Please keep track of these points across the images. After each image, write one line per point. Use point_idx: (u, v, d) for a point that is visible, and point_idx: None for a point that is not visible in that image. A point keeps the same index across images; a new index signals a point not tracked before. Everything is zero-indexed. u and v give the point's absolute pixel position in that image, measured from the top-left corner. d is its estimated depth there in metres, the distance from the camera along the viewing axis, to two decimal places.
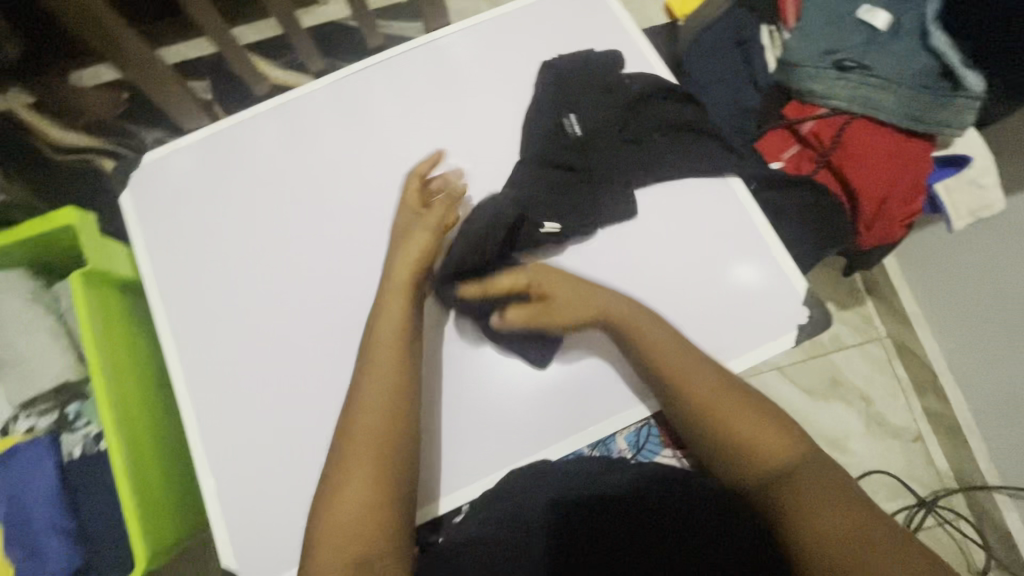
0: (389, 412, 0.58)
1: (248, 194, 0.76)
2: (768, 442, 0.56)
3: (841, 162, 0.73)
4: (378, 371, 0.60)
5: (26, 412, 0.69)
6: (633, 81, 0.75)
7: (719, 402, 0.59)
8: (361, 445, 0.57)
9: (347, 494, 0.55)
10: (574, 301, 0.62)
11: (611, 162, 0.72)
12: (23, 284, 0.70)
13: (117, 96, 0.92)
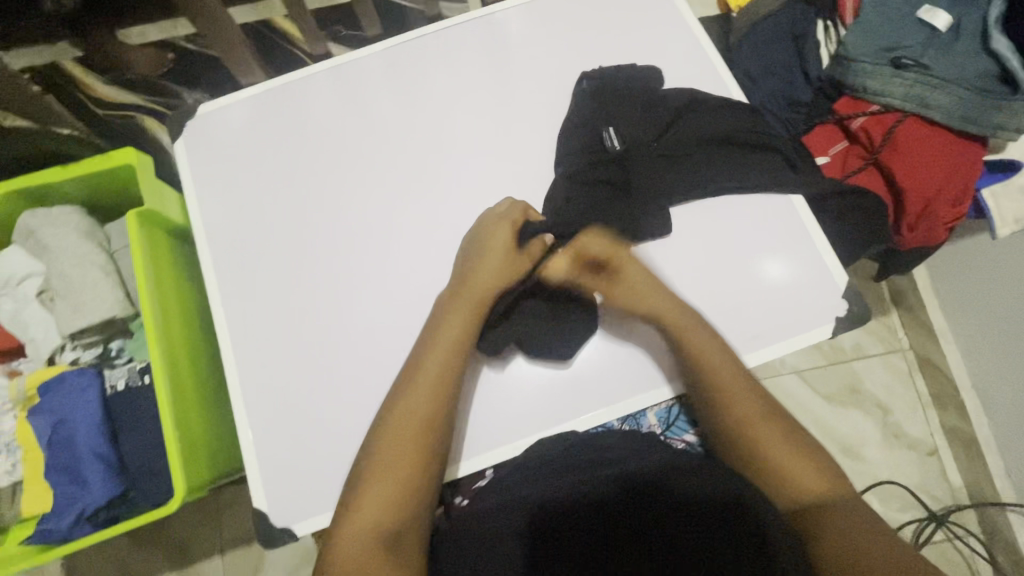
0: (434, 406, 0.60)
1: (298, 151, 0.78)
2: (812, 482, 0.58)
3: (889, 159, 0.73)
4: (427, 365, 0.61)
5: (72, 344, 0.72)
6: (672, 93, 0.76)
7: (766, 433, 0.60)
8: (404, 434, 0.59)
9: (382, 477, 0.57)
10: (639, 286, 0.67)
11: (648, 175, 0.72)
12: (82, 220, 0.73)
13: (166, 54, 0.83)
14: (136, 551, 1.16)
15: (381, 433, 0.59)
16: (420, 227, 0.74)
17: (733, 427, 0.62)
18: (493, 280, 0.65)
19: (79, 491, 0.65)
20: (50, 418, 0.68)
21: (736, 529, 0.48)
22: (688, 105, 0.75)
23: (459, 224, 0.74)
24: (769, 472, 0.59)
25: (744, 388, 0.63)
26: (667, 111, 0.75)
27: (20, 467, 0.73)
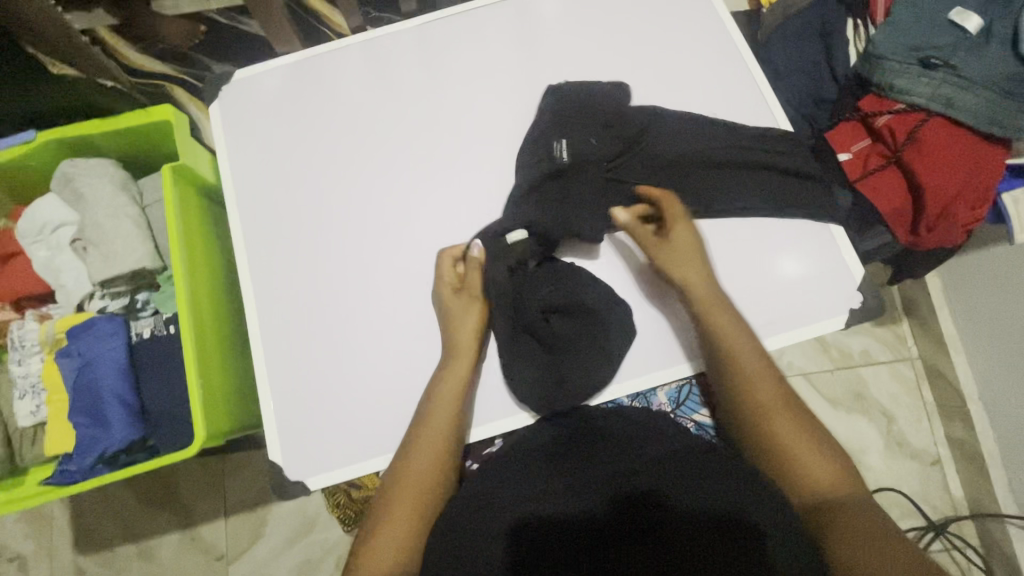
0: (438, 458, 0.61)
1: (328, 121, 0.79)
2: (824, 473, 0.56)
3: (912, 159, 0.74)
4: (432, 418, 0.63)
5: (101, 293, 0.74)
6: (632, 109, 0.76)
7: (778, 415, 0.59)
8: (409, 483, 0.59)
9: (389, 526, 0.56)
10: (681, 254, 0.67)
11: (579, 195, 0.73)
12: (118, 174, 0.75)
13: (199, 28, 0.88)
14: (143, 509, 1.18)
15: (388, 486, 0.60)
16: (443, 200, 0.76)
17: (750, 408, 0.60)
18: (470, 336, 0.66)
19: (102, 433, 0.67)
20: (78, 361, 0.70)
21: (724, 535, 0.47)
22: (651, 122, 0.76)
23: (482, 199, 0.75)
24: (782, 458, 0.57)
25: (764, 370, 0.62)
26: (630, 126, 0.75)
27: (44, 410, 0.75)
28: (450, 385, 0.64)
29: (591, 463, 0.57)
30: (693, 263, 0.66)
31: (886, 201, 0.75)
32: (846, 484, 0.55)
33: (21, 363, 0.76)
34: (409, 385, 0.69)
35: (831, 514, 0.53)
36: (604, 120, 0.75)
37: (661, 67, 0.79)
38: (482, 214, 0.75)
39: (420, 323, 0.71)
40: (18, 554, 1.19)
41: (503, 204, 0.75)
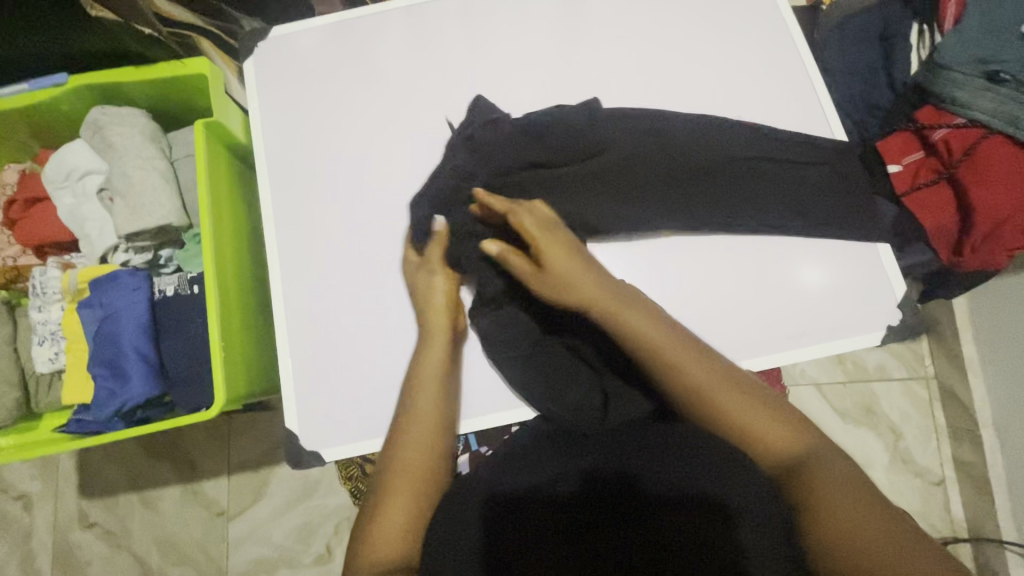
0: (433, 444, 0.60)
1: (362, 86, 0.77)
2: (779, 439, 0.51)
3: (965, 176, 0.71)
4: (418, 402, 0.61)
5: (125, 246, 0.73)
6: (561, 134, 0.71)
7: (723, 392, 0.53)
8: (405, 468, 0.57)
9: (388, 515, 0.54)
10: (562, 268, 0.59)
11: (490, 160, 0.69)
12: (148, 124, 0.74)
13: None
14: (147, 461, 1.20)
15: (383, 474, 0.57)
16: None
17: (688, 393, 0.54)
18: (442, 317, 0.65)
19: (121, 386, 0.67)
20: (100, 313, 0.70)
21: (703, 522, 0.45)
22: (591, 153, 0.72)
23: None
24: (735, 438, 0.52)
25: (694, 352, 0.55)
26: (553, 155, 0.71)
27: (62, 358, 0.75)
28: (431, 368, 0.63)
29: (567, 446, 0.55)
30: (577, 274, 0.59)
31: (933, 219, 0.72)
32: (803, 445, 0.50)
33: (41, 310, 0.75)
34: None
35: (801, 476, 0.48)
36: (634, 116, 0.74)
37: (712, 58, 0.76)
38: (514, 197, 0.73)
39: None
40: (23, 494, 1.21)
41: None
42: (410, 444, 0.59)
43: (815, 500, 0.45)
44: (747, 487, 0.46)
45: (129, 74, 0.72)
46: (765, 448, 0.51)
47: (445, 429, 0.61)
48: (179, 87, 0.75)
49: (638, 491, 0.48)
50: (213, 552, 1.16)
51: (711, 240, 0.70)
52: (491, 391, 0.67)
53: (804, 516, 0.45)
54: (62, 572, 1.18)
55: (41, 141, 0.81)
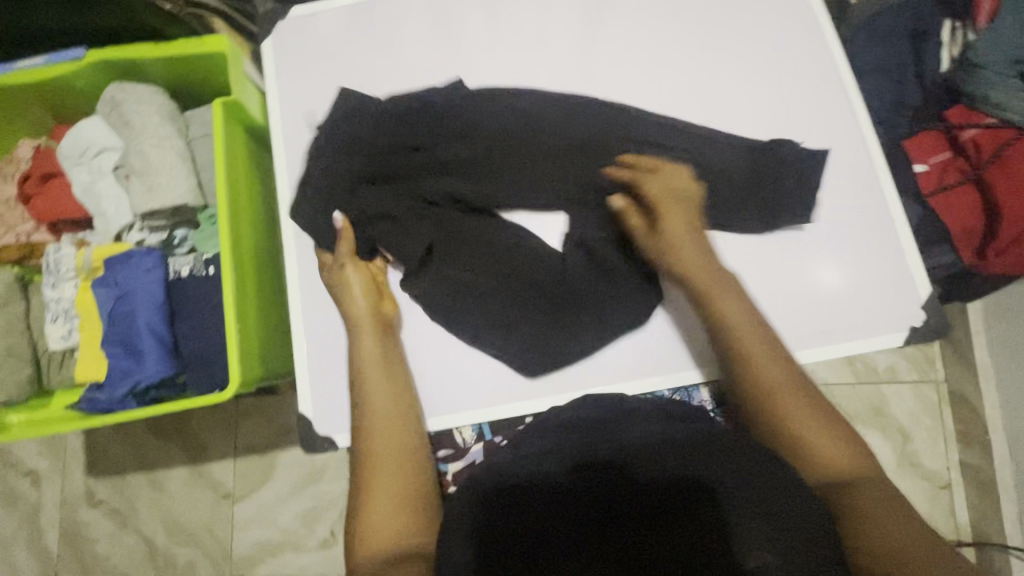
0: (403, 434, 0.59)
1: (381, 69, 0.76)
2: (831, 452, 0.55)
3: (994, 176, 0.71)
4: (378, 399, 0.61)
5: (140, 225, 0.73)
6: (426, 113, 0.73)
7: (788, 397, 0.57)
8: (381, 462, 0.57)
9: (377, 508, 0.55)
10: (678, 234, 0.65)
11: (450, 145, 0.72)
12: (166, 103, 0.73)
13: None
14: (154, 442, 1.20)
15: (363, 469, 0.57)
16: (496, 165, 0.72)
17: (758, 392, 0.58)
18: (366, 313, 0.66)
19: (135, 365, 0.67)
20: (114, 292, 0.69)
21: (693, 510, 0.47)
22: (459, 131, 0.73)
23: (534, 169, 0.72)
24: (792, 440, 0.56)
25: (774, 353, 0.59)
26: (422, 136, 0.72)
27: (75, 336, 0.75)
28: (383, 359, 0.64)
29: (555, 438, 0.56)
30: (687, 249, 0.65)
31: (959, 220, 0.72)
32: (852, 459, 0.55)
33: (54, 288, 0.75)
34: (448, 350, 0.68)
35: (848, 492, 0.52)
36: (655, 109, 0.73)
37: (739, 49, 0.75)
38: (534, 185, 0.72)
39: (463, 290, 0.69)
40: (31, 471, 1.21)
41: (555, 177, 0.72)
42: (381, 436, 0.59)
43: (859, 511, 0.50)
44: (742, 479, 0.48)
45: (148, 51, 0.71)
46: (822, 451, 0.55)
47: (412, 418, 0.61)
48: (197, 65, 0.75)
49: (629, 483, 0.49)
50: (218, 533, 1.17)
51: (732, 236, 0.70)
52: (509, 380, 0.68)
53: (845, 520, 0.50)
54: (69, 548, 1.19)
55: (57, 117, 0.80)
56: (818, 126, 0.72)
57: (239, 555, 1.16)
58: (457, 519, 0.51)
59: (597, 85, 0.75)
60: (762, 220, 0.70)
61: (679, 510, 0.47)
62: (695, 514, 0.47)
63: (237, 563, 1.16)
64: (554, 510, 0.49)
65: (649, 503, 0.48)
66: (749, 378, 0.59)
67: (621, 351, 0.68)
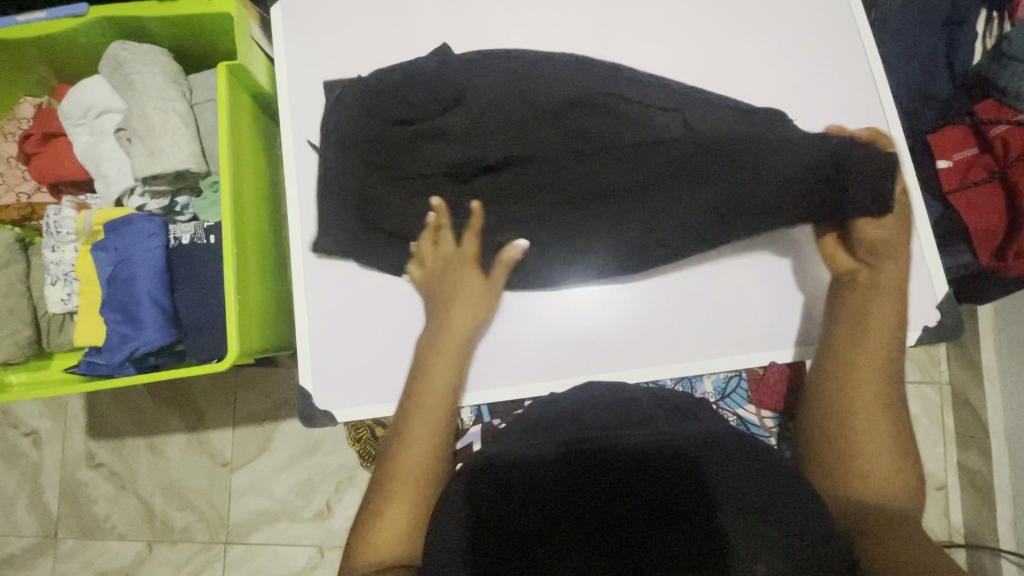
0: (435, 454, 0.58)
1: (392, 37, 0.73)
2: (891, 483, 0.54)
3: (1021, 176, 0.69)
4: (420, 421, 0.59)
5: (142, 190, 0.71)
6: (423, 85, 0.69)
7: (863, 413, 0.57)
8: (405, 478, 0.56)
9: (390, 521, 0.54)
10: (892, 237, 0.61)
11: (466, 114, 0.67)
12: (170, 65, 0.71)
13: None
14: (154, 407, 1.21)
15: (385, 480, 0.57)
16: (493, 131, 0.66)
17: (844, 397, 0.58)
18: (464, 327, 0.64)
19: (135, 332, 0.67)
20: (115, 257, 0.68)
21: (687, 511, 0.46)
22: (454, 100, 0.68)
23: (561, 145, 0.66)
24: (850, 452, 0.56)
25: (883, 363, 0.58)
26: (419, 108, 0.68)
27: (75, 300, 0.74)
28: (444, 379, 0.62)
29: (545, 434, 0.55)
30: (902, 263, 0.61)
31: (980, 219, 0.70)
32: (907, 496, 0.54)
33: (55, 250, 0.74)
34: None
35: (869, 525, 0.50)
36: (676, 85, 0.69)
37: (764, 32, 0.72)
38: (562, 157, 0.65)
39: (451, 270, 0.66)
40: (33, 430, 1.22)
41: (554, 147, 0.65)
42: (414, 453, 0.58)
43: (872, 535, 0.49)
44: (742, 486, 0.47)
45: (154, 9, 0.69)
46: (876, 463, 0.55)
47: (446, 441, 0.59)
48: (203, 27, 0.72)
49: (636, 486, 0.48)
50: (216, 500, 1.18)
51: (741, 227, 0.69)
52: (511, 364, 0.68)
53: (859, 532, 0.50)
54: (69, 508, 1.21)
55: (59, 75, 0.79)
56: (843, 116, 0.70)
57: (235, 522, 1.17)
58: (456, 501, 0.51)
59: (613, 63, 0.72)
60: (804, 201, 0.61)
61: (669, 516, 0.46)
62: (691, 512, 0.46)
63: (232, 530, 1.17)
64: (554, 496, 0.48)
65: (645, 503, 0.47)
66: (848, 372, 0.59)
67: (622, 339, 0.68)
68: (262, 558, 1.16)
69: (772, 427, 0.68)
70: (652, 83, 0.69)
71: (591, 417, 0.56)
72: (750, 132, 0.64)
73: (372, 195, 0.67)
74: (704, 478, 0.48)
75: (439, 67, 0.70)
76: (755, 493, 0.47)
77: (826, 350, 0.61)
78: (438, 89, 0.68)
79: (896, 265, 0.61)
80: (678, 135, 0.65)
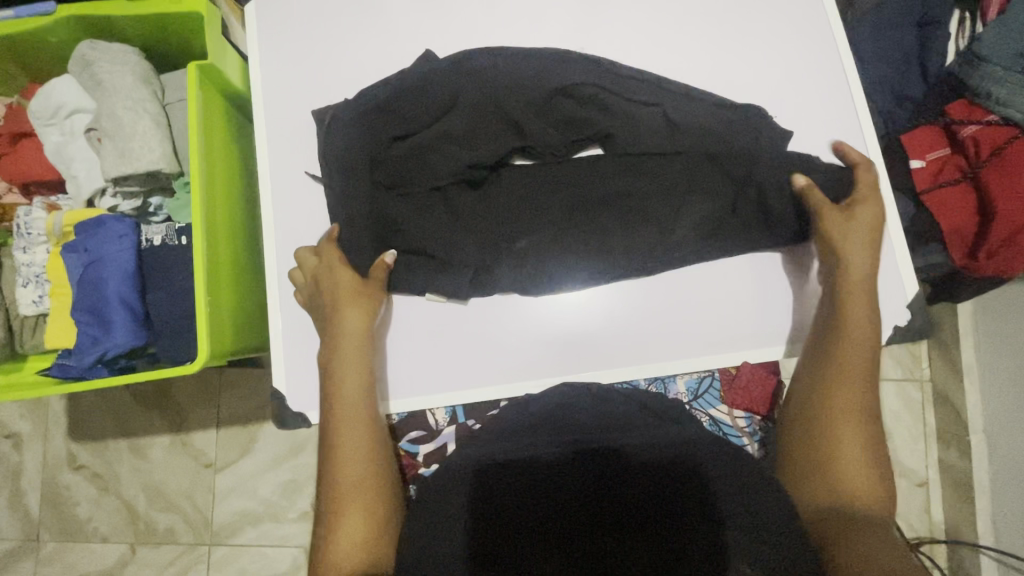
0: (373, 460, 0.59)
1: (366, 36, 0.73)
2: (869, 484, 0.54)
3: (992, 175, 0.69)
4: (346, 430, 0.59)
5: (113, 191, 0.71)
6: (413, 96, 0.68)
7: (852, 409, 0.57)
8: (346, 488, 0.57)
9: (348, 530, 0.55)
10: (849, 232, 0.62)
11: (466, 124, 0.68)
12: (141, 64, 0.71)
13: None
14: (137, 409, 1.20)
15: (330, 492, 0.57)
16: (478, 133, 0.68)
17: (836, 392, 0.58)
18: (358, 320, 0.63)
19: (105, 334, 0.66)
20: (85, 258, 0.68)
21: (689, 523, 0.47)
22: (447, 107, 0.68)
23: (565, 162, 0.69)
24: (835, 450, 0.56)
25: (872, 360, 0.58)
26: (414, 121, 0.68)
27: (47, 302, 0.73)
28: (348, 385, 0.61)
29: (550, 432, 0.56)
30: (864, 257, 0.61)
31: (950, 219, 0.71)
32: (881, 498, 0.54)
33: (26, 252, 0.73)
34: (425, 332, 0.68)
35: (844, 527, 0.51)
36: (650, 83, 0.69)
37: (738, 32, 0.72)
38: (573, 172, 0.69)
39: (435, 270, 0.67)
40: (13, 433, 1.21)
41: (548, 147, 0.68)
42: (352, 464, 0.58)
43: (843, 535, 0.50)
44: (743, 501, 0.48)
45: (124, 7, 0.68)
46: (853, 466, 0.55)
47: (379, 443, 0.60)
48: (175, 26, 0.72)
49: (640, 493, 0.49)
50: (199, 502, 1.18)
51: (722, 227, 0.67)
52: (485, 364, 0.67)
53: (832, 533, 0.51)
54: (50, 511, 1.20)
55: (31, 75, 0.78)
56: (815, 115, 0.70)
57: (219, 524, 1.17)
58: (458, 514, 0.50)
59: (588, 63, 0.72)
60: (757, 205, 0.66)
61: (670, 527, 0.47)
62: (694, 514, 0.47)
63: (217, 532, 1.17)
64: (555, 500, 0.49)
65: (645, 504, 0.48)
66: (827, 375, 0.58)
67: (598, 337, 0.67)
68: (246, 559, 1.16)
69: (744, 427, 0.68)
70: (630, 82, 0.68)
71: (589, 415, 0.57)
72: (719, 132, 0.67)
73: (391, 215, 0.68)
74: (703, 481, 0.49)
75: (421, 72, 0.69)
76: (752, 493, 0.48)
77: (817, 343, 0.61)
78: (430, 97, 0.68)
79: (866, 252, 0.61)
80: (657, 134, 0.68)
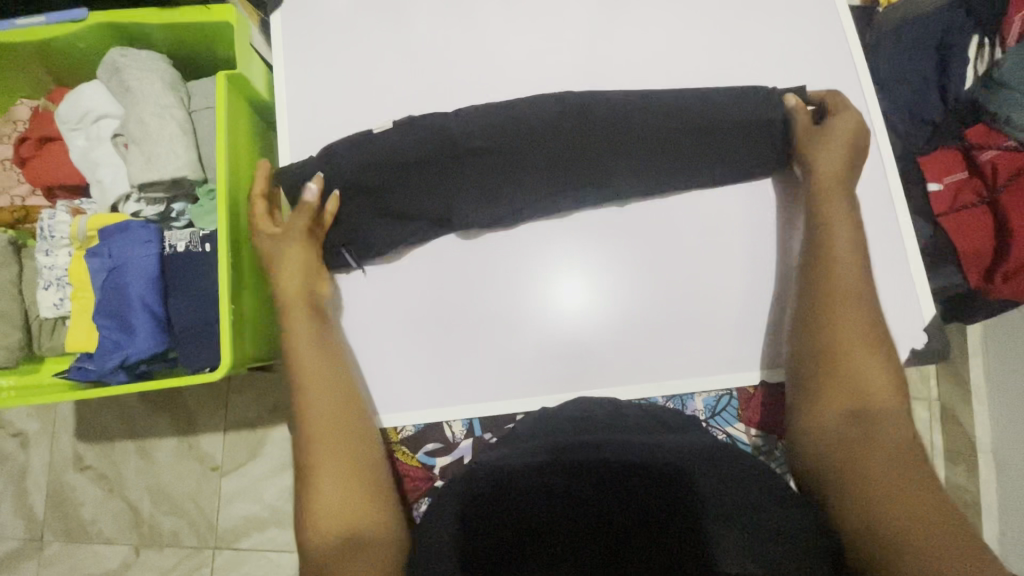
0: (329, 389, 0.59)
1: (391, 48, 0.74)
2: (876, 394, 0.54)
3: (1010, 199, 0.70)
4: (303, 349, 0.61)
5: (137, 196, 0.71)
6: (414, 175, 0.69)
7: (845, 334, 0.56)
8: (327, 452, 0.56)
9: (321, 496, 0.55)
10: (832, 147, 0.64)
11: (467, 196, 0.69)
12: (170, 72, 0.72)
13: None
14: (144, 410, 1.20)
15: (304, 459, 0.57)
16: (472, 197, 0.68)
17: (828, 330, 0.57)
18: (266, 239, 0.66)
19: (127, 339, 0.67)
20: (108, 262, 0.69)
21: (665, 510, 0.46)
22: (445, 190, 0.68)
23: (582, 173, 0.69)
24: (833, 368, 0.56)
25: (855, 295, 0.58)
26: (416, 199, 0.68)
27: (67, 305, 0.74)
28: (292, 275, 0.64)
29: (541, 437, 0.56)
30: (838, 161, 0.64)
31: (969, 243, 0.71)
32: (893, 407, 0.54)
33: (48, 254, 0.74)
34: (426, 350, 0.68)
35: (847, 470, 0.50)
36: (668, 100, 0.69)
37: (758, 53, 0.73)
38: (591, 185, 0.69)
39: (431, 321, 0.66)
40: (20, 431, 1.21)
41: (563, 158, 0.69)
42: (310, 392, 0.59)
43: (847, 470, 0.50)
44: (719, 493, 0.47)
45: (155, 16, 0.69)
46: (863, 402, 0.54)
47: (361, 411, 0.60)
48: (202, 34, 0.73)
49: (620, 497, 0.47)
50: (204, 504, 1.17)
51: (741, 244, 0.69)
52: (499, 377, 0.67)
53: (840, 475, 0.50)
54: (55, 510, 1.19)
55: (56, 79, 0.78)
56: None
57: (224, 528, 1.17)
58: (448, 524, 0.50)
59: (608, 81, 0.73)
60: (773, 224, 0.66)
61: (648, 520, 0.46)
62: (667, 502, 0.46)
63: (221, 535, 1.16)
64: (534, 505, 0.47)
65: (631, 505, 0.46)
66: (829, 316, 0.57)
67: (607, 352, 0.67)
68: (249, 564, 1.15)
69: (760, 446, 0.69)
70: (641, 95, 0.69)
71: (570, 426, 0.57)
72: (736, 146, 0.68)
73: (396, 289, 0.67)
74: (686, 483, 0.48)
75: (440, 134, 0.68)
76: (731, 494, 0.47)
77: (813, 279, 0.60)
78: (426, 165, 0.69)
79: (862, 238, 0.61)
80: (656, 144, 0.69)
